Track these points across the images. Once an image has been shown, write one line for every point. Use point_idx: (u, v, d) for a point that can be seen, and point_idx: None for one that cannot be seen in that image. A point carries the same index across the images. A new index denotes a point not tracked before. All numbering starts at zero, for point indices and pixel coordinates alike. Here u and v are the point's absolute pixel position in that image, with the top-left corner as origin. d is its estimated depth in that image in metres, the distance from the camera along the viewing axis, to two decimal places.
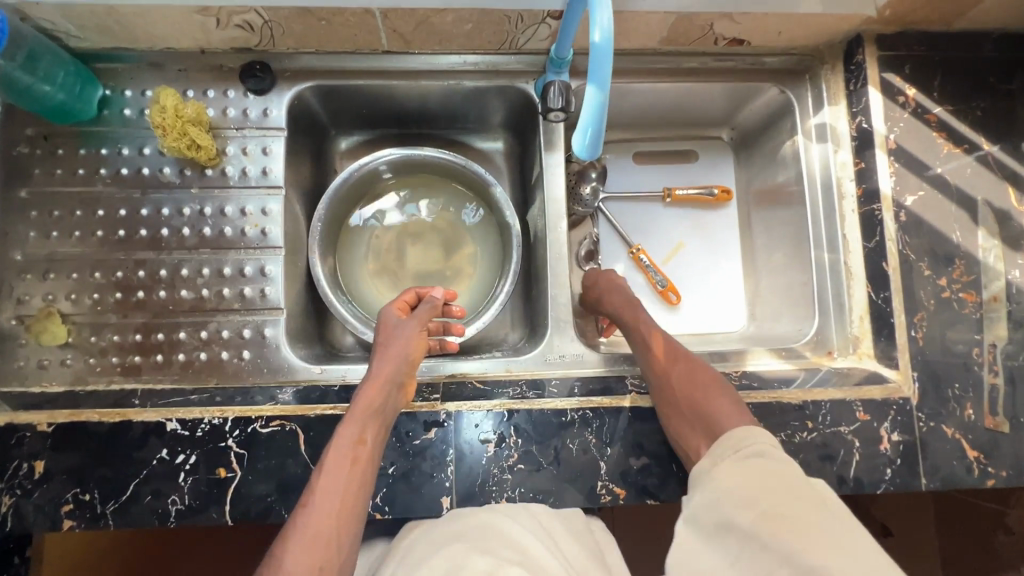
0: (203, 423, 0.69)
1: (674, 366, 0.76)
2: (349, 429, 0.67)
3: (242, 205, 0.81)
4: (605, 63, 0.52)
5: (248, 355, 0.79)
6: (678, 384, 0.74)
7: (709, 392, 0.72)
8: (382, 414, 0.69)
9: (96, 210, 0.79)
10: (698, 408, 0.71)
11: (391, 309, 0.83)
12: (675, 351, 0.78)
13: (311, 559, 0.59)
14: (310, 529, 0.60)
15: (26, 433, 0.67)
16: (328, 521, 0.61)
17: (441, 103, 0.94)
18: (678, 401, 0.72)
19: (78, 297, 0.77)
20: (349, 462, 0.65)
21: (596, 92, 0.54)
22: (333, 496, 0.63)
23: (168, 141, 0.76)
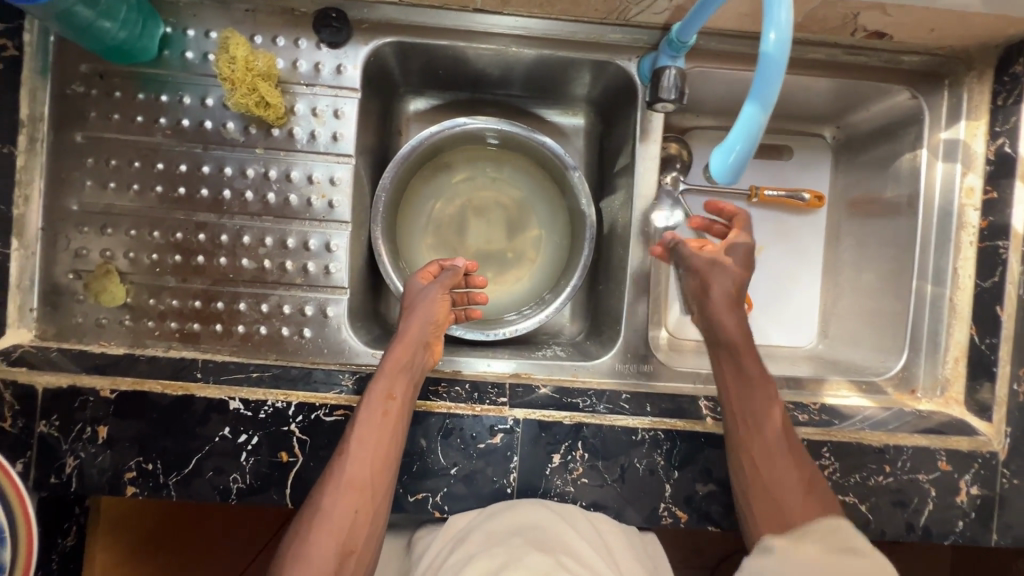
0: (266, 406, 0.67)
1: (765, 433, 0.68)
2: (380, 386, 0.67)
3: (309, 172, 0.75)
4: (774, 82, 0.44)
5: (309, 333, 0.75)
6: (761, 453, 0.66)
7: (795, 470, 0.66)
8: (405, 370, 0.68)
9: (154, 163, 0.73)
10: (780, 485, 0.65)
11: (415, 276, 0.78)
12: (768, 409, 0.69)
13: (348, 504, 0.61)
14: (344, 479, 0.62)
15: (89, 397, 0.66)
16: (362, 471, 0.62)
17: (526, 71, 0.85)
18: (759, 474, 0.66)
19: (137, 255, 0.73)
20: (380, 417, 0.65)
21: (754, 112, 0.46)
22: (364, 450, 0.63)
23: (236, 96, 0.69)
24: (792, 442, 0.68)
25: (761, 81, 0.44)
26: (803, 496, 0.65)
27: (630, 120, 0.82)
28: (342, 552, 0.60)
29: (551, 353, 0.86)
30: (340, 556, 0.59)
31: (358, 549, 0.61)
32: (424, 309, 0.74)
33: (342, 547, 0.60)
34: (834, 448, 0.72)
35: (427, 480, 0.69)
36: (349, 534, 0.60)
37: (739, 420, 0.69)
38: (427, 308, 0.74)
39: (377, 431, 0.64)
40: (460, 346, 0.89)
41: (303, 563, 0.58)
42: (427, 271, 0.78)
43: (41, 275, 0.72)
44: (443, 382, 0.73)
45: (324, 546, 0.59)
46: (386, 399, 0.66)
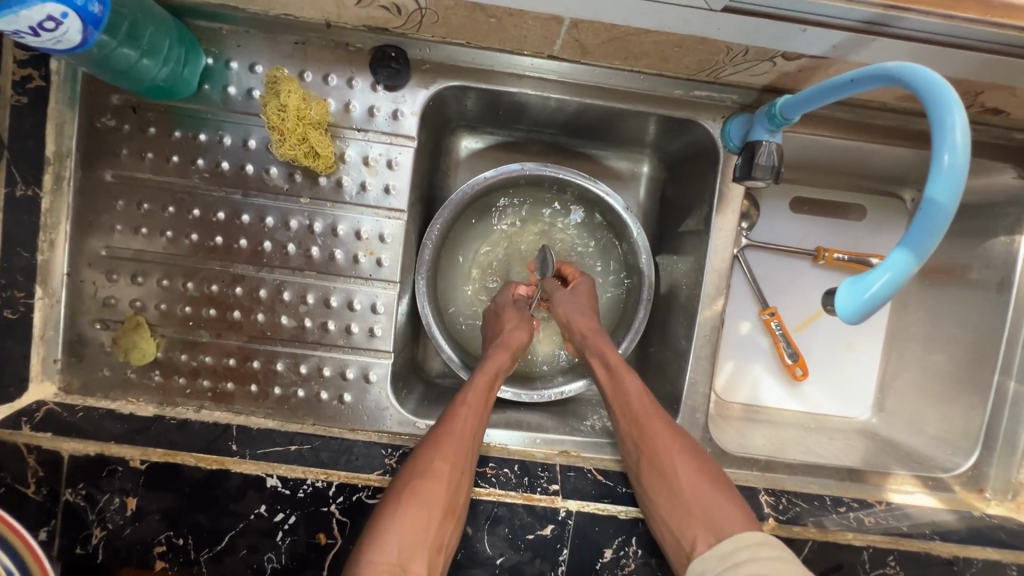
0: (305, 485, 0.63)
1: (660, 452, 0.66)
2: (483, 371, 0.72)
3: (356, 226, 0.69)
4: (932, 231, 0.41)
5: (349, 399, 0.71)
6: (657, 475, 0.65)
7: (707, 494, 0.63)
8: (504, 362, 0.74)
9: (190, 208, 0.68)
10: (677, 509, 0.62)
11: (505, 290, 0.84)
12: (662, 432, 0.67)
13: (452, 466, 0.62)
14: (454, 437, 0.64)
15: (118, 467, 0.62)
16: (468, 435, 0.65)
17: (593, 119, 0.78)
18: (670, 500, 0.63)
19: (169, 307, 0.69)
20: (480, 391, 0.70)
21: (903, 259, 0.42)
22: (469, 417, 0.66)
23: (285, 147, 0.63)
24: (721, 469, 0.66)
25: (918, 227, 0.41)
26: (710, 521, 0.61)
27: (705, 183, 0.75)
28: (447, 505, 0.60)
29: (599, 425, 0.81)
30: (443, 511, 0.59)
31: (457, 512, 0.61)
32: (523, 316, 0.80)
33: (446, 501, 0.60)
34: (903, 558, 0.68)
35: (471, 568, 0.65)
36: (453, 490, 0.61)
37: (630, 442, 0.69)
38: (530, 319, 0.80)
39: (480, 405, 0.69)
40: (501, 405, 0.84)
41: (411, 510, 0.58)
42: (517, 289, 0.84)
43: (66, 324, 0.67)
44: (491, 462, 0.68)
45: (433, 495, 0.59)
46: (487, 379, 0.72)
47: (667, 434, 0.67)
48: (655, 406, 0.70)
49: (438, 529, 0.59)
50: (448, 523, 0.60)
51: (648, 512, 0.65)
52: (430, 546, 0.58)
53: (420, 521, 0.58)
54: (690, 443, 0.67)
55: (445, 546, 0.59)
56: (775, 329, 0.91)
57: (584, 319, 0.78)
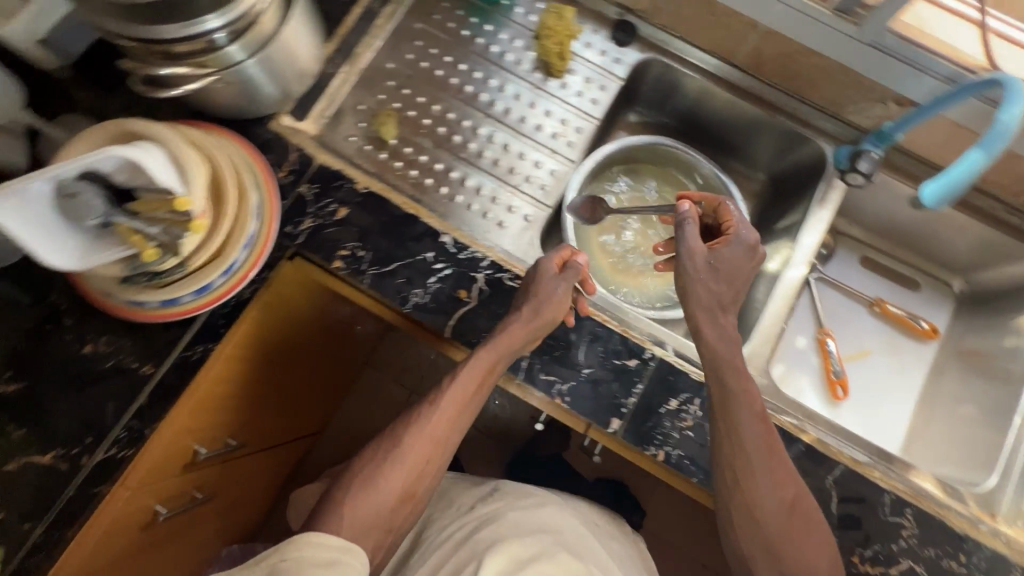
0: (468, 250, 0.81)
1: (752, 492, 0.69)
2: (487, 354, 0.74)
3: (563, 117, 0.95)
4: (1000, 140, 0.70)
5: (506, 227, 0.90)
6: (748, 515, 0.69)
7: (796, 539, 0.69)
8: (510, 350, 0.74)
9: (460, 63, 0.96)
10: (757, 542, 0.69)
11: (552, 254, 0.81)
12: (759, 465, 0.70)
13: (417, 454, 0.73)
14: (426, 426, 0.74)
15: (347, 184, 0.83)
16: (439, 427, 0.74)
17: (736, 128, 1.05)
18: (748, 525, 0.69)
19: (413, 116, 0.93)
20: (474, 386, 0.75)
21: (979, 154, 0.72)
22: (442, 424, 0.74)
23: (548, 41, 0.93)
24: (810, 503, 0.71)
25: (993, 139, 0.71)
26: (778, 553, 0.69)
27: (810, 189, 0.98)
28: (402, 493, 0.72)
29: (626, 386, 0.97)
30: (398, 496, 0.72)
31: (414, 500, 0.73)
32: (554, 297, 0.76)
33: (404, 489, 0.72)
34: (917, 514, 0.77)
35: (561, 368, 0.78)
36: (419, 471, 0.73)
37: (723, 474, 0.70)
38: (553, 300, 0.75)
39: (467, 397, 0.76)
40: None
41: (369, 493, 0.70)
42: (560, 257, 0.81)
43: None
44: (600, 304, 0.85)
45: (394, 482, 0.72)
46: (489, 368, 0.75)
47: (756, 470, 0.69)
48: (764, 433, 0.71)
49: (389, 518, 0.71)
50: (404, 508, 0.72)
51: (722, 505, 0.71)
52: (380, 528, 0.70)
53: (376, 508, 0.70)
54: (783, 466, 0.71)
55: (396, 529, 0.72)
56: (828, 347, 1.06)
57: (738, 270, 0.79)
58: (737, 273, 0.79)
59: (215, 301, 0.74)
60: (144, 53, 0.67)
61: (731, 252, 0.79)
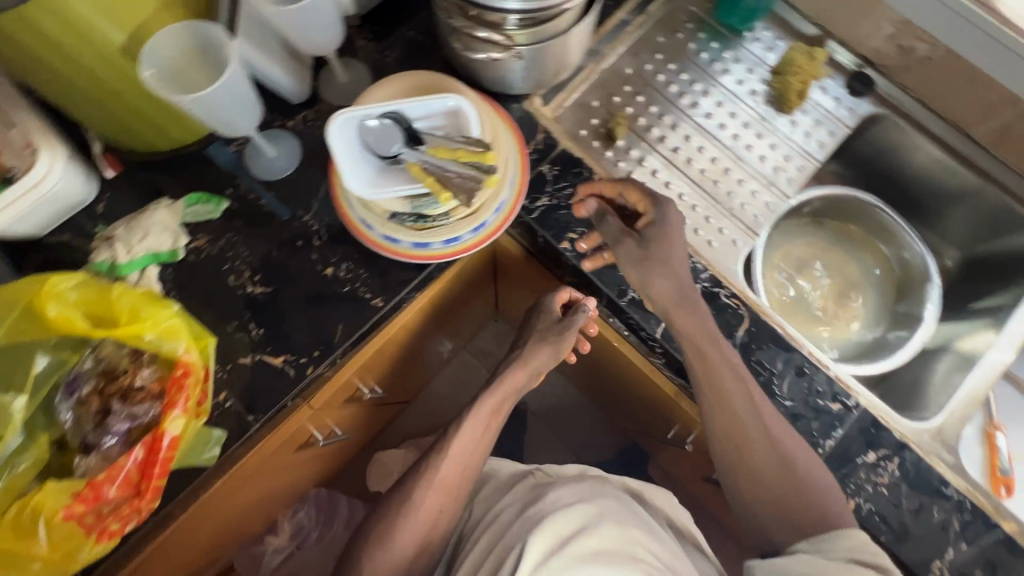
0: (691, 261, 0.83)
1: (751, 469, 0.77)
2: (482, 410, 0.89)
3: (786, 155, 0.98)
4: None
5: (716, 245, 0.92)
6: (759, 486, 0.77)
7: (784, 487, 0.75)
8: (519, 382, 0.90)
9: (694, 82, 0.99)
10: (753, 494, 0.78)
11: (553, 295, 0.89)
12: (779, 484, 0.75)
13: (430, 508, 0.83)
14: (433, 488, 0.84)
15: (586, 172, 0.86)
16: (455, 471, 0.86)
17: (947, 201, 1.04)
18: (760, 497, 0.78)
19: (643, 122, 0.97)
20: (487, 419, 0.89)
21: None
22: (463, 451, 0.86)
23: (790, 78, 0.96)
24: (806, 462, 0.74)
25: None
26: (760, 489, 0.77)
27: None
28: (416, 548, 0.82)
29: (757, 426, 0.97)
30: (412, 554, 0.82)
31: (428, 552, 0.83)
32: (560, 340, 0.88)
33: (415, 548, 0.82)
34: None
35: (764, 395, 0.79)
36: (431, 531, 0.83)
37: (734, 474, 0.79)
38: (554, 300, 0.88)
39: (470, 449, 0.87)
40: None
41: (378, 556, 0.81)
42: (563, 298, 0.87)
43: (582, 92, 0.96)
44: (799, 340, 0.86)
45: (398, 546, 0.81)
46: (497, 408, 0.90)
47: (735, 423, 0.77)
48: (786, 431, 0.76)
49: (410, 567, 0.82)
50: (417, 561, 0.83)
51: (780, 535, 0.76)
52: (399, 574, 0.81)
53: (394, 561, 0.81)
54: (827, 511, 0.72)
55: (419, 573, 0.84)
56: (998, 441, 1.02)
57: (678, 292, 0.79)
58: (670, 254, 0.79)
59: (456, 254, 0.78)
60: (473, 23, 0.75)
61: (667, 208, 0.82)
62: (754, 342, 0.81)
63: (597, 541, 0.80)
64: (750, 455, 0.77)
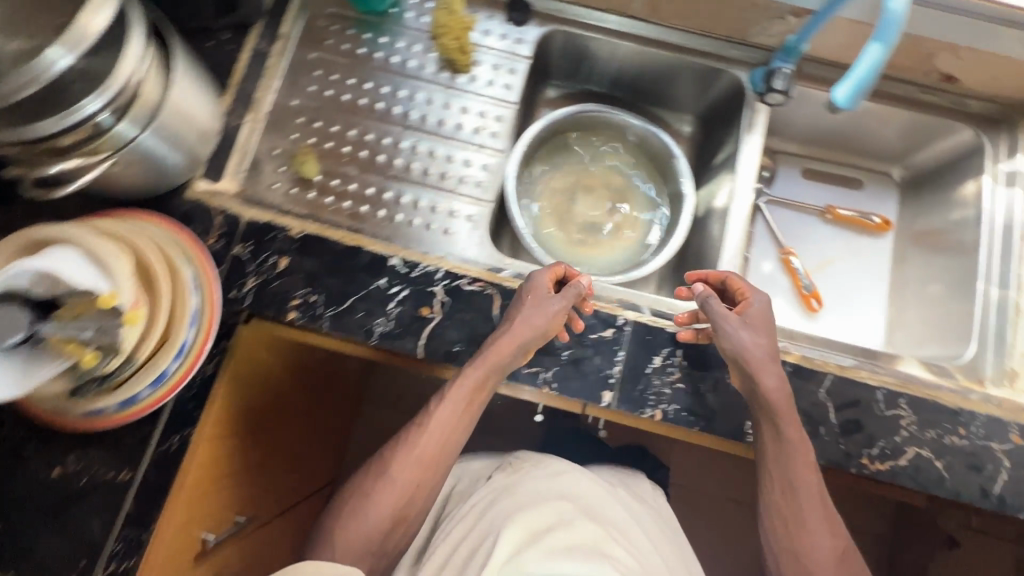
0: (420, 266, 0.80)
1: (798, 524, 0.72)
2: (467, 378, 0.75)
3: (482, 110, 0.95)
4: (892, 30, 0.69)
5: (453, 232, 0.88)
6: (794, 520, 0.72)
7: (815, 525, 0.72)
8: (503, 360, 0.73)
9: (363, 83, 0.94)
10: (789, 536, 0.72)
11: (544, 270, 0.80)
12: (814, 522, 0.72)
13: (409, 475, 0.77)
14: (411, 455, 0.78)
15: (280, 233, 0.80)
16: (433, 442, 0.78)
17: (652, 78, 1.06)
18: (789, 534, 0.72)
19: (332, 147, 0.91)
20: (466, 396, 0.77)
21: (878, 49, 0.71)
22: (443, 425, 0.78)
23: (445, 39, 0.91)
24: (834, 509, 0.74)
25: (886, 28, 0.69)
26: (780, 524, 0.73)
27: (736, 118, 0.99)
28: (395, 518, 0.77)
29: None
30: (391, 522, 0.77)
31: (404, 523, 0.79)
32: (548, 310, 0.75)
33: (397, 514, 0.77)
34: (910, 402, 0.79)
35: (542, 356, 0.78)
36: (404, 505, 0.77)
37: (776, 518, 0.73)
38: (557, 312, 0.75)
39: (453, 420, 0.78)
40: None
41: (353, 535, 0.75)
42: (556, 271, 0.80)
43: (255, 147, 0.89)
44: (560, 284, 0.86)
45: (375, 522, 0.76)
46: (482, 384, 0.76)
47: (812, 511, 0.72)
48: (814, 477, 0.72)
49: (382, 539, 0.77)
50: (394, 531, 0.78)
51: (771, 553, 0.74)
52: (372, 549, 0.76)
53: (365, 533, 0.75)
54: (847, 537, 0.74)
55: (389, 549, 0.78)
56: (794, 265, 1.08)
57: (557, 316, 0.75)
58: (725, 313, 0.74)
59: (174, 387, 0.71)
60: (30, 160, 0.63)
61: (716, 302, 0.76)
62: (512, 312, 0.79)
63: (566, 535, 0.81)
64: (789, 497, 0.72)
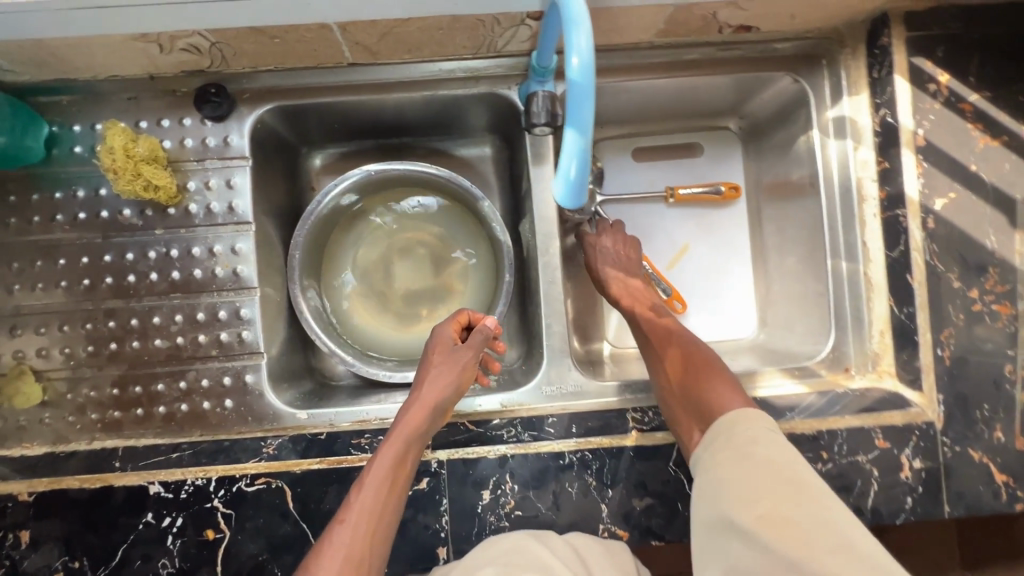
0: (186, 485, 0.68)
1: (685, 376, 0.70)
2: (394, 441, 0.65)
3: (210, 245, 0.76)
4: (583, 106, 0.47)
5: (231, 404, 0.75)
6: (683, 368, 0.71)
7: (701, 371, 0.70)
8: (420, 424, 0.67)
9: (57, 259, 0.75)
10: (677, 392, 0.70)
11: (446, 322, 0.76)
12: (710, 382, 0.68)
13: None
14: (339, 540, 0.59)
15: (9, 503, 0.67)
16: (362, 535, 0.60)
17: (420, 116, 0.86)
18: (679, 381, 0.70)
19: (50, 351, 0.74)
20: (390, 475, 0.64)
21: (577, 135, 0.49)
22: (369, 512, 0.61)
23: (122, 183, 0.72)
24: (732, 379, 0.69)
25: (574, 106, 0.47)
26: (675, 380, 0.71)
27: (523, 146, 0.83)
28: None
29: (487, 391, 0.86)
30: None
31: None
32: (460, 364, 0.71)
33: None
34: None
35: None
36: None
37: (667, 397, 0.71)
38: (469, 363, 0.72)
39: (383, 490, 0.63)
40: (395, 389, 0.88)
41: None
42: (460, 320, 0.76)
43: None
44: (366, 433, 0.71)
45: None
46: (404, 459, 0.65)
47: (712, 375, 0.69)
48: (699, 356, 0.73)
49: None
50: None
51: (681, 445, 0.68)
52: None
53: None
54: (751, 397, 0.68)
55: None
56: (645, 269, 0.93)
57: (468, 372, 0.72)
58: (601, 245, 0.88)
59: None
60: None
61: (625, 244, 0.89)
62: (309, 500, 0.68)
63: None
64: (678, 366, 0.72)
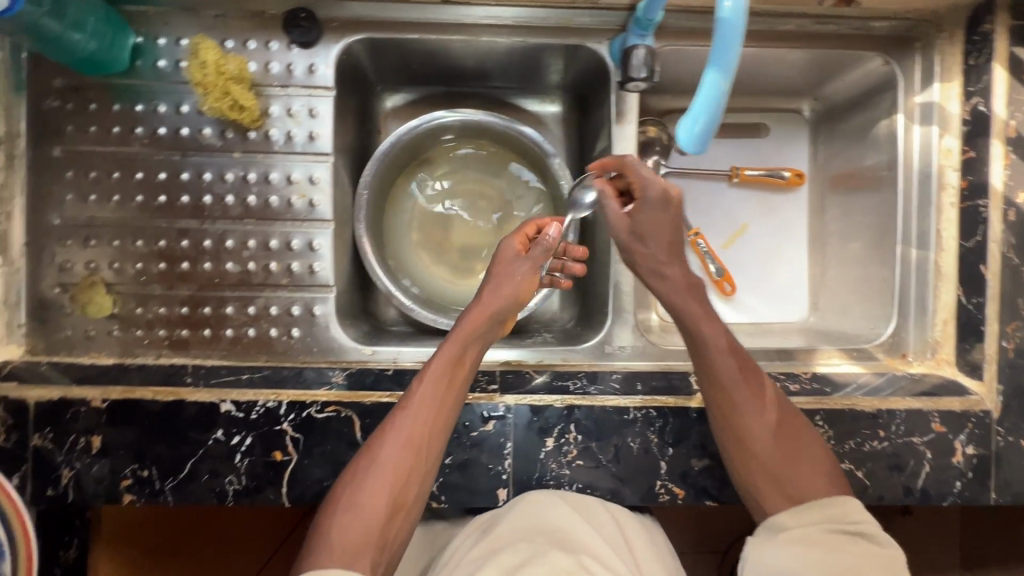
0: (257, 406, 0.68)
1: (758, 453, 0.64)
2: (452, 343, 0.66)
3: (288, 172, 0.76)
4: (730, 48, 0.53)
5: (298, 333, 0.76)
6: (784, 446, 0.64)
7: (790, 448, 0.64)
8: (478, 330, 0.67)
9: (134, 172, 0.74)
10: (759, 469, 0.63)
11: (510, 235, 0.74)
12: (788, 460, 0.63)
13: (403, 459, 0.61)
14: (403, 428, 0.62)
15: (81, 407, 0.66)
16: (423, 425, 0.62)
17: (500, 64, 0.85)
18: (766, 460, 0.63)
19: (122, 265, 0.74)
20: (449, 372, 0.65)
21: (716, 76, 0.55)
22: (429, 404, 0.63)
23: (210, 100, 0.72)
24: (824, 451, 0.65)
25: (721, 48, 0.53)
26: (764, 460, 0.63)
27: (606, 101, 0.82)
28: (394, 504, 0.60)
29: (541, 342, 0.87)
30: (389, 512, 0.60)
31: (407, 509, 0.61)
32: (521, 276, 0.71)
33: (393, 500, 0.60)
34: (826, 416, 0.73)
35: None
36: (401, 491, 0.61)
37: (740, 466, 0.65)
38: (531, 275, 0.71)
39: (443, 384, 0.64)
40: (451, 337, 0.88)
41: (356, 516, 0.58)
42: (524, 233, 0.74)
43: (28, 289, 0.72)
44: None
45: (372, 502, 0.59)
46: (461, 358, 0.66)
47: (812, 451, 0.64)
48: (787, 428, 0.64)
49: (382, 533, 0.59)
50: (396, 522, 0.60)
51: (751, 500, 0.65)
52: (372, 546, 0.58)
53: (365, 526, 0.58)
54: (807, 424, 0.66)
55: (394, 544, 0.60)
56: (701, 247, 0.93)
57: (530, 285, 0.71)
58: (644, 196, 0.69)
59: None
60: None
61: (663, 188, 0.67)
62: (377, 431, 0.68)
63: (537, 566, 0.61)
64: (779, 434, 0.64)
